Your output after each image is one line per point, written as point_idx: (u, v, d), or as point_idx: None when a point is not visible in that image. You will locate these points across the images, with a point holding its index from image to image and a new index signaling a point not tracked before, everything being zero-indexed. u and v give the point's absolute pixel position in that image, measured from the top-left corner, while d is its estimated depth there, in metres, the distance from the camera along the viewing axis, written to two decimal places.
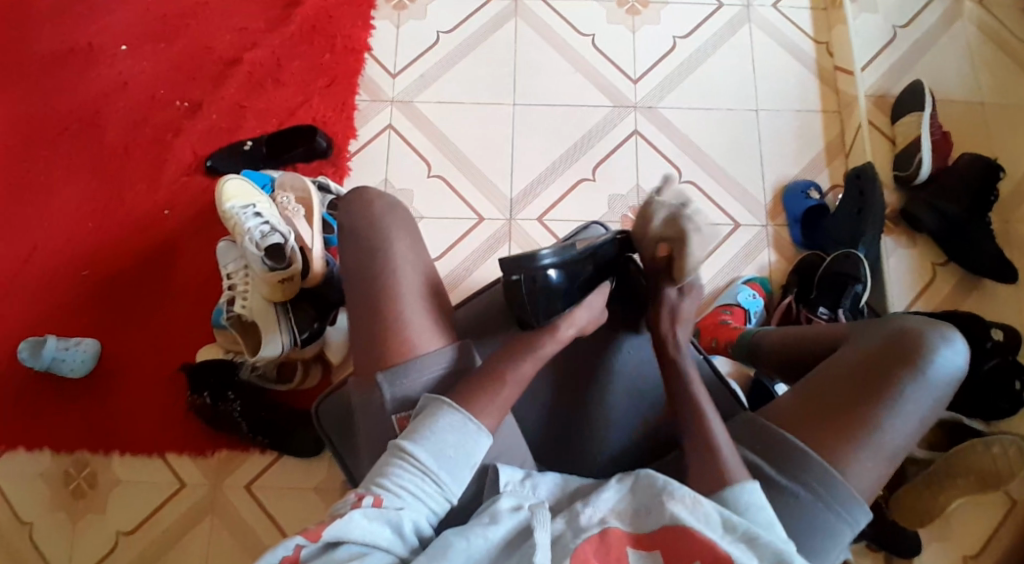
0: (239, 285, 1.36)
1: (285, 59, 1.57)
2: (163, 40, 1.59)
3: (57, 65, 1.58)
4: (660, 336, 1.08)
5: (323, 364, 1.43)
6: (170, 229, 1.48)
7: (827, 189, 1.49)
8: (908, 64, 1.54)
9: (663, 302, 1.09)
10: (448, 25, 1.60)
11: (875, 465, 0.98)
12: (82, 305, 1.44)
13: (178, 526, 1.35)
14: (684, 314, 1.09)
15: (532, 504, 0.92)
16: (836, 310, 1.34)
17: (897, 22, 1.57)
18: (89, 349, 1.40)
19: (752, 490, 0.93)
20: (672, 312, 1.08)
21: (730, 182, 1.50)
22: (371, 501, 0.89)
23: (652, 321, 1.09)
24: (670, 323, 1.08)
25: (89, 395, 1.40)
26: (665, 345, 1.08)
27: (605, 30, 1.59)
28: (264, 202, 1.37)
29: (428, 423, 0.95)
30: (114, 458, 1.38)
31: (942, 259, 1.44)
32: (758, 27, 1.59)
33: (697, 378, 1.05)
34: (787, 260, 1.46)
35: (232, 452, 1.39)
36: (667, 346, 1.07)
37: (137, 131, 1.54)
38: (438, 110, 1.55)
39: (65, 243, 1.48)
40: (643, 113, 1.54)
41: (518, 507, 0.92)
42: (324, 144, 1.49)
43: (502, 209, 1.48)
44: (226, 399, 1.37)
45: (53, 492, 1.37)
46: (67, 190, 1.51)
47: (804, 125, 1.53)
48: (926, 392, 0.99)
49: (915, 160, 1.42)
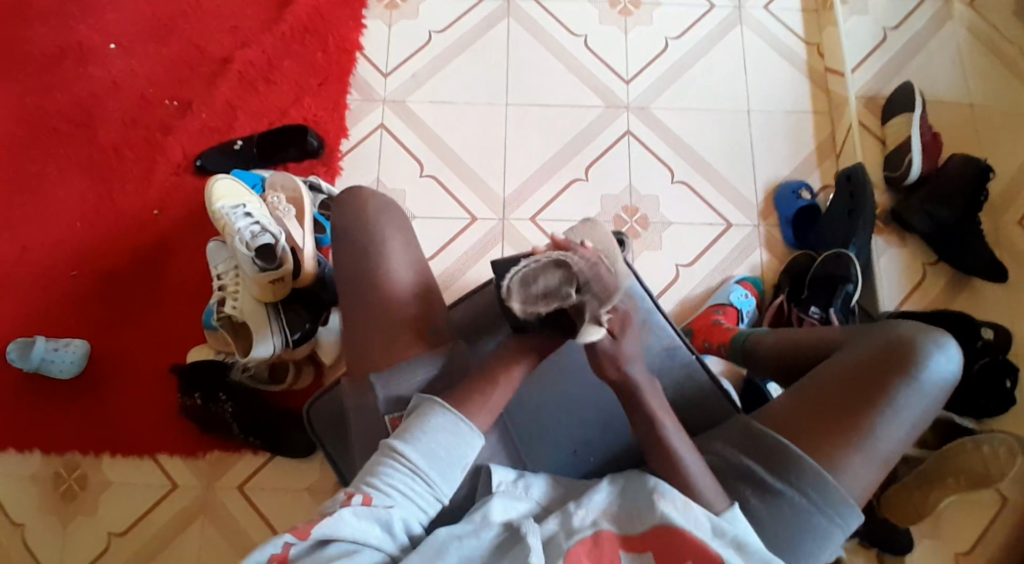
0: (229, 285, 1.34)
1: (277, 59, 1.56)
2: (153, 39, 1.58)
3: (45, 64, 1.57)
4: (611, 378, 0.97)
5: (314, 365, 1.42)
6: (160, 229, 1.47)
7: (818, 190, 1.50)
8: (898, 66, 1.55)
9: (599, 349, 0.96)
10: (441, 24, 1.60)
11: (868, 469, 0.98)
12: (71, 306, 1.43)
13: (169, 528, 1.34)
14: (630, 354, 0.97)
15: (516, 518, 0.92)
16: (827, 309, 1.34)
17: (888, 24, 1.58)
18: (77, 350, 1.38)
19: (733, 516, 0.94)
20: (613, 356, 0.96)
21: (722, 182, 1.51)
22: (360, 500, 0.88)
23: (596, 366, 0.98)
24: (614, 367, 0.97)
25: (78, 396, 1.39)
26: (625, 386, 0.97)
27: (598, 31, 1.60)
28: (254, 202, 1.36)
29: (420, 424, 0.95)
30: (104, 459, 1.37)
31: (931, 259, 1.45)
32: (749, 28, 1.60)
33: (662, 417, 0.97)
34: (779, 260, 1.47)
35: (224, 453, 1.38)
36: (625, 385, 0.97)
37: (127, 131, 1.53)
38: (430, 110, 1.54)
39: (53, 242, 1.47)
40: (635, 114, 1.54)
41: (507, 520, 0.91)
42: (315, 144, 1.49)
43: (495, 209, 1.48)
44: (217, 400, 1.36)
45: (42, 494, 1.35)
46: (55, 189, 1.49)
47: (795, 125, 1.54)
48: (920, 398, 1.00)
49: (905, 160, 1.43)
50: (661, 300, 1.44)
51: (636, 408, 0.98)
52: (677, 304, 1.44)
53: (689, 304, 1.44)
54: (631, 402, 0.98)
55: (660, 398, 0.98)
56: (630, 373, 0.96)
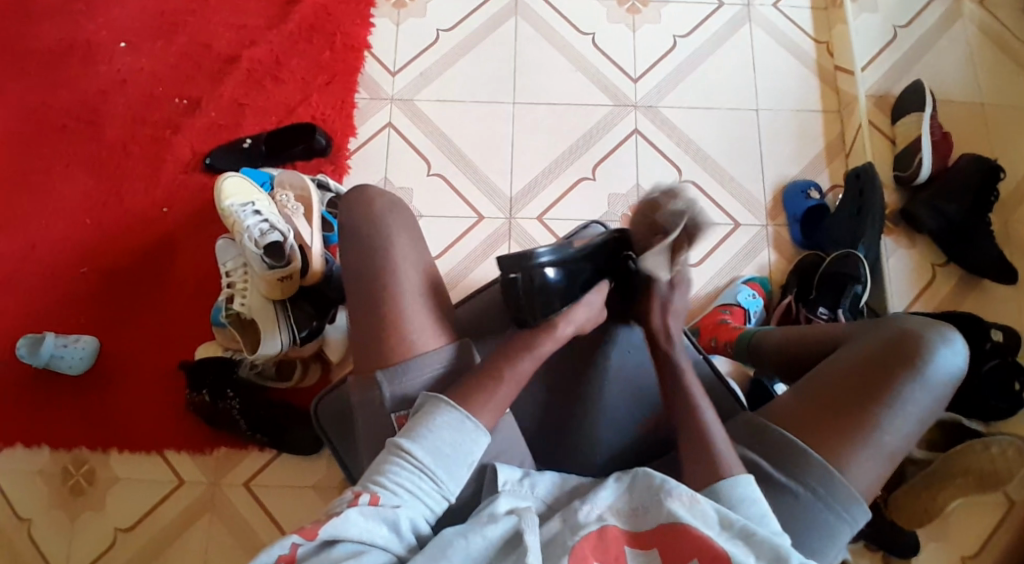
0: (238, 283, 1.35)
1: (285, 57, 1.57)
2: (162, 37, 1.59)
3: (55, 62, 1.58)
4: (651, 327, 1.09)
5: (321, 364, 1.43)
6: (169, 226, 1.48)
7: (827, 190, 1.49)
8: (908, 64, 1.54)
9: (654, 294, 1.08)
10: (448, 23, 1.60)
11: (874, 465, 0.97)
12: (80, 302, 1.44)
13: (176, 523, 1.35)
14: (675, 308, 1.09)
15: (523, 508, 0.92)
16: (835, 310, 1.34)
17: (898, 22, 1.57)
18: (87, 346, 1.39)
19: (745, 483, 0.93)
20: (662, 305, 1.08)
21: (730, 182, 1.50)
22: (367, 499, 0.89)
23: (640, 314, 1.10)
24: (660, 315, 1.09)
25: (86, 392, 1.40)
26: (659, 336, 1.08)
27: (605, 29, 1.59)
28: (263, 201, 1.37)
29: (425, 421, 0.95)
30: (111, 455, 1.38)
31: (941, 260, 1.44)
32: (758, 26, 1.59)
33: (689, 369, 1.06)
34: (786, 260, 1.46)
35: (232, 449, 1.39)
36: (658, 336, 1.08)
37: (137, 129, 1.53)
38: (437, 108, 1.54)
39: (63, 239, 1.48)
40: (643, 112, 1.54)
41: (511, 511, 0.91)
42: (323, 142, 1.49)
43: (501, 208, 1.48)
44: (225, 397, 1.37)
45: (51, 490, 1.36)
46: (65, 187, 1.50)
47: (804, 124, 1.53)
48: (926, 392, 0.99)
49: (916, 158, 1.42)
50: None
51: (666, 362, 1.07)
52: None
53: (696, 304, 1.44)
54: (663, 354, 1.08)
55: (685, 354, 1.08)
56: (668, 323, 1.08)
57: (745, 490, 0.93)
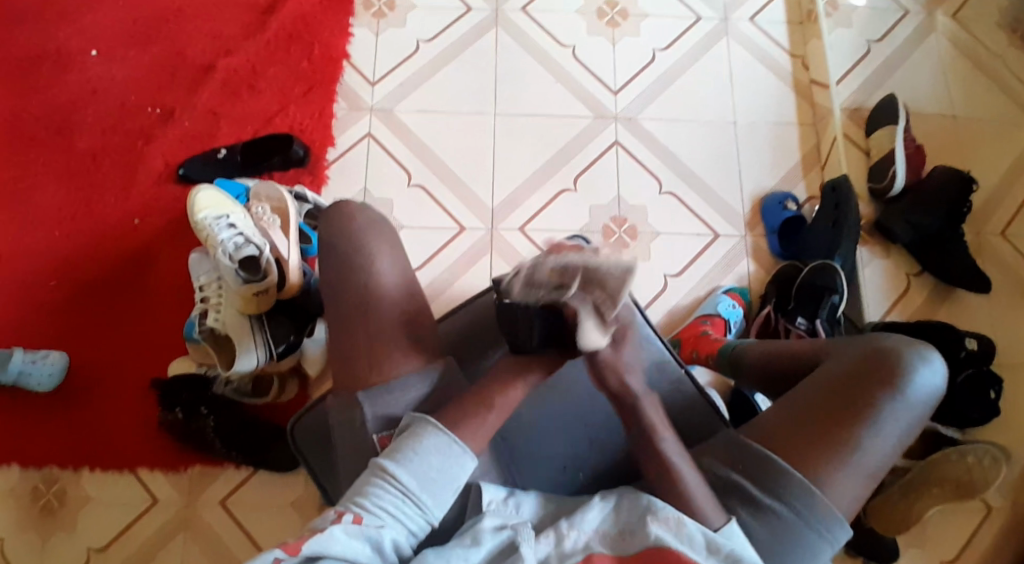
0: (212, 297, 1.33)
1: (261, 66, 1.54)
2: (135, 45, 1.55)
3: (24, 69, 1.53)
4: (613, 390, 1.00)
5: (298, 377, 1.40)
6: (141, 239, 1.44)
7: (804, 202, 1.51)
8: (881, 79, 1.57)
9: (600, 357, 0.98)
10: (429, 34, 1.59)
11: (855, 483, 0.98)
12: (48, 316, 1.40)
13: (151, 543, 1.31)
14: (630, 364, 0.99)
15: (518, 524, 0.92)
16: (813, 320, 1.35)
17: (872, 37, 1.60)
18: (56, 362, 1.35)
19: (730, 530, 0.93)
20: (612, 365, 0.98)
21: (708, 193, 1.51)
22: (350, 519, 0.87)
23: (597, 377, 1.00)
24: (615, 377, 0.99)
25: (57, 408, 1.36)
26: (625, 398, 0.99)
27: (585, 41, 1.59)
28: (238, 213, 1.34)
29: (412, 444, 0.93)
30: (82, 473, 1.34)
31: (915, 269, 1.46)
32: (735, 40, 1.61)
33: (662, 429, 0.99)
34: (764, 271, 1.47)
35: (205, 468, 1.35)
36: (624, 396, 0.99)
37: (108, 138, 1.50)
38: (417, 119, 1.53)
39: (31, 251, 1.43)
40: (623, 124, 1.54)
41: (502, 526, 0.90)
42: (300, 152, 1.47)
43: (483, 219, 1.47)
44: (198, 415, 1.34)
45: (21, 510, 1.32)
46: (34, 198, 1.46)
47: (780, 137, 1.55)
48: (905, 412, 1.00)
49: (888, 173, 1.45)
50: (648, 311, 1.44)
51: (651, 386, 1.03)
52: (665, 314, 1.44)
53: (676, 315, 1.44)
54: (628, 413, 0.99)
55: (658, 411, 1.00)
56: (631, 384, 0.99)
57: (732, 538, 0.93)
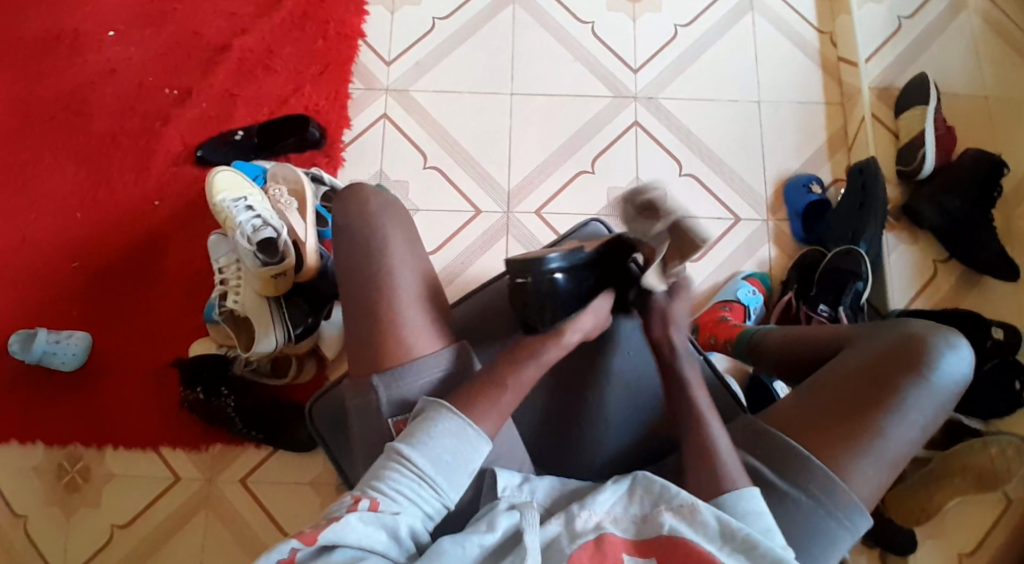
0: (231, 280, 1.34)
1: (275, 46, 1.53)
2: (150, 25, 1.55)
3: (41, 50, 1.54)
4: (655, 337, 1.05)
5: (317, 358, 1.41)
6: (160, 220, 1.45)
7: (829, 183, 1.47)
8: (913, 55, 1.51)
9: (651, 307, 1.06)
10: (444, 11, 1.56)
11: (878, 471, 0.96)
12: (70, 297, 1.42)
13: (172, 520, 1.34)
14: (676, 319, 1.05)
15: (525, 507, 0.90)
16: (836, 307, 1.32)
17: (903, 13, 1.54)
18: (79, 343, 1.38)
19: (750, 496, 0.91)
20: (662, 317, 1.05)
21: (729, 174, 1.48)
22: (366, 505, 0.87)
23: (644, 323, 1.07)
24: (660, 327, 1.05)
25: (79, 388, 1.38)
26: (665, 348, 1.04)
27: (605, 17, 1.56)
28: (256, 195, 1.35)
29: (425, 428, 0.92)
30: (105, 452, 1.37)
31: (942, 257, 1.42)
32: (761, 15, 1.56)
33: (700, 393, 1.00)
34: (787, 255, 1.44)
35: (227, 446, 1.37)
36: (663, 347, 1.04)
37: (126, 119, 1.50)
38: (433, 99, 1.51)
39: (52, 233, 1.45)
40: (643, 104, 1.51)
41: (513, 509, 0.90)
42: (316, 134, 1.46)
43: (499, 202, 1.46)
44: (219, 394, 1.35)
45: (45, 487, 1.36)
46: (53, 180, 1.48)
47: (807, 117, 1.50)
48: (931, 399, 0.98)
49: (917, 155, 1.40)
50: None
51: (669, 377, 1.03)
52: None
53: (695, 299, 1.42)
54: (668, 366, 1.03)
55: (694, 365, 1.03)
56: (673, 337, 1.04)
57: (750, 504, 0.91)
